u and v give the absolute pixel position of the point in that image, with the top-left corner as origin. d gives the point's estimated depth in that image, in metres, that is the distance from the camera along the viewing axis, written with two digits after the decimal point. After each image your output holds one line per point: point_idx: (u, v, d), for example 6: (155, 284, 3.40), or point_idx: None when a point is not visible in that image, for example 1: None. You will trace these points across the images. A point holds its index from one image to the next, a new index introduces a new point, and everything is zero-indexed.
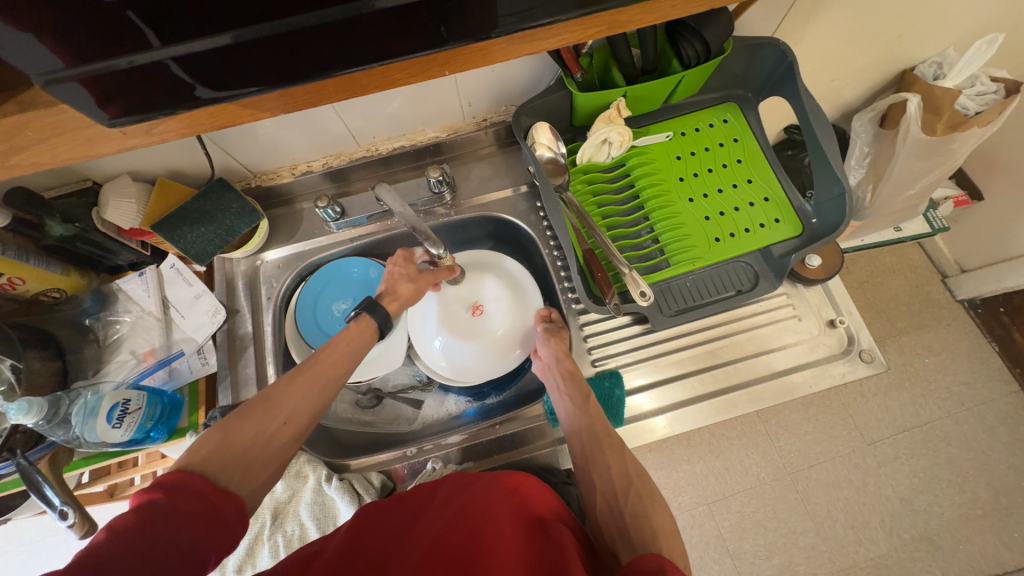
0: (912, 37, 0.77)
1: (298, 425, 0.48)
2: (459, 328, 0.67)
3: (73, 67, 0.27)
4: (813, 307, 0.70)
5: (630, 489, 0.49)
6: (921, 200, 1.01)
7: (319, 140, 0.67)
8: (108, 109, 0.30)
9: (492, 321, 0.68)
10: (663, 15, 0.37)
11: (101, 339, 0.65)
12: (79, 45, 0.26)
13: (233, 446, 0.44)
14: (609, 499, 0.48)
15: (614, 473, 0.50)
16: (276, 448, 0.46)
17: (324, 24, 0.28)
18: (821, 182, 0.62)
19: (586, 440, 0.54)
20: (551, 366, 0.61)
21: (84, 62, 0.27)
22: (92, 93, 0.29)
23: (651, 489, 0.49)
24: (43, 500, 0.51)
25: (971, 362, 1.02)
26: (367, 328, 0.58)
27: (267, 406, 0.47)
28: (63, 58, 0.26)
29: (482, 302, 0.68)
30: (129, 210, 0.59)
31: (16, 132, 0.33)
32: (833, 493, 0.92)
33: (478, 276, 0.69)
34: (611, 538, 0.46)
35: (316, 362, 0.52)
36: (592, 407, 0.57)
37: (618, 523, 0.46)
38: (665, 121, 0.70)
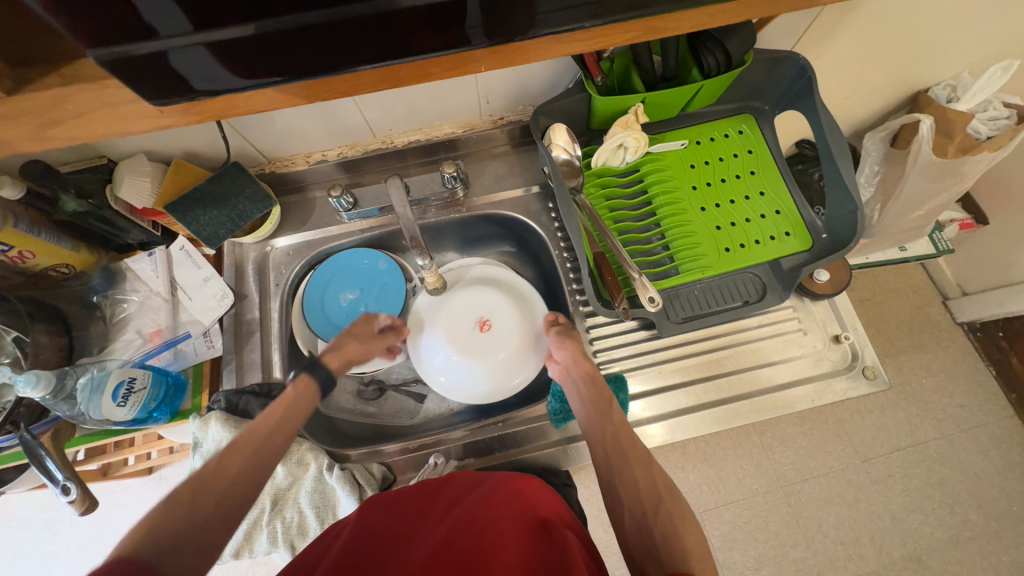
0: (929, 59, 0.77)
1: (246, 489, 0.43)
2: (465, 344, 0.64)
3: (101, 46, 0.27)
4: (819, 322, 0.70)
5: (659, 505, 0.47)
6: (927, 221, 1.01)
7: (336, 130, 0.67)
8: (148, 88, 0.31)
9: (499, 339, 0.65)
10: (697, 23, 0.37)
11: (108, 317, 0.65)
12: (106, 27, 0.26)
13: (168, 532, 0.38)
14: (639, 520, 0.46)
15: (642, 488, 0.48)
16: (217, 527, 0.40)
17: (367, 15, 0.29)
18: (834, 198, 0.63)
19: (610, 449, 0.53)
20: (569, 368, 0.60)
21: (111, 43, 0.27)
22: (127, 72, 0.29)
23: (679, 505, 0.47)
24: (45, 472, 0.51)
25: (968, 385, 1.03)
26: (306, 390, 0.52)
27: (225, 466, 0.43)
28: (95, 38, 0.26)
29: (487, 316, 0.66)
30: (143, 188, 0.59)
31: (55, 104, 0.33)
32: (825, 508, 0.93)
33: (485, 291, 0.68)
34: (638, 555, 0.45)
35: (249, 435, 0.46)
36: (616, 415, 0.55)
37: (649, 542, 0.44)
38: (682, 129, 0.71)
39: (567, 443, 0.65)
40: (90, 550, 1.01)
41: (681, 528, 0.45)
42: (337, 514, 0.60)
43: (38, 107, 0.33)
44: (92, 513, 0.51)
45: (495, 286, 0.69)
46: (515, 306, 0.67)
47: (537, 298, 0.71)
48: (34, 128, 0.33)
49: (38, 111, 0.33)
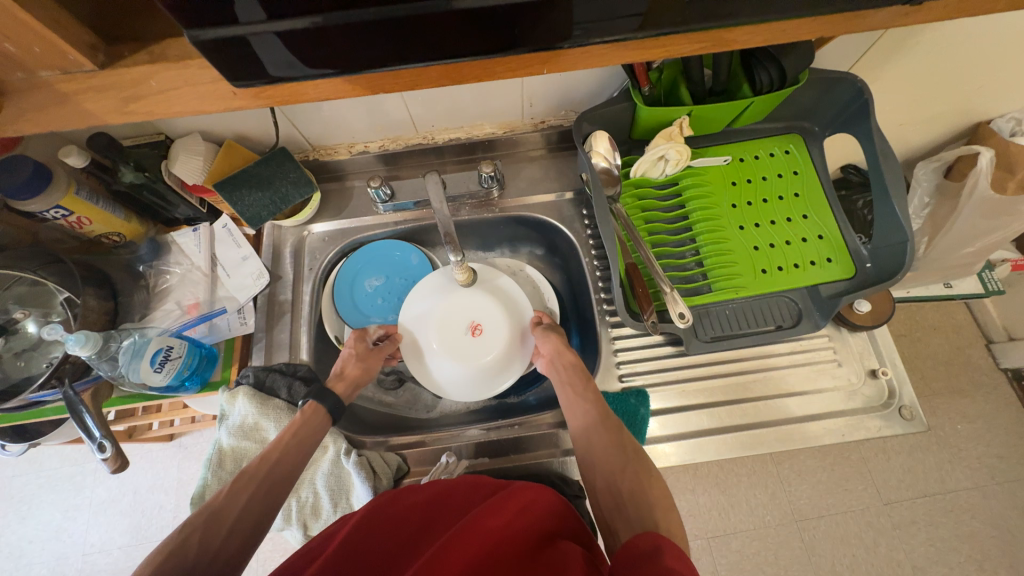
0: (994, 90, 0.73)
1: (256, 515, 0.48)
2: (457, 350, 0.65)
3: (191, 28, 0.28)
4: (856, 355, 0.67)
5: (627, 467, 0.50)
6: (977, 259, 0.96)
7: (380, 123, 0.68)
8: (224, 70, 0.32)
9: (489, 342, 0.66)
10: (767, 38, 0.36)
11: (151, 286, 0.68)
12: (194, 11, 0.27)
13: (182, 556, 0.43)
14: (609, 481, 0.50)
15: (611, 454, 0.51)
16: (230, 551, 0.46)
17: (433, 13, 0.29)
18: (883, 227, 0.60)
19: (587, 427, 0.55)
20: (554, 360, 0.62)
21: (200, 26, 0.28)
22: (209, 55, 0.30)
23: (647, 467, 0.50)
24: (84, 428, 0.53)
25: (1008, 436, 0.97)
26: (316, 417, 0.57)
27: (233, 499, 0.48)
28: (183, 19, 0.27)
29: (482, 324, 0.67)
30: (196, 166, 0.61)
31: (142, 81, 0.34)
32: (841, 548, 0.89)
33: (473, 294, 0.68)
34: (608, 512, 0.48)
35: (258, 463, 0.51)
36: (592, 395, 0.57)
37: (617, 500, 0.48)
38: (726, 145, 0.69)
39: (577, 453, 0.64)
40: (110, 509, 1.06)
41: (648, 486, 0.48)
42: (350, 499, 0.60)
43: (124, 82, 0.34)
44: (122, 472, 0.53)
45: (483, 287, 0.69)
46: (513, 328, 0.67)
47: (523, 294, 0.70)
48: (119, 103, 0.35)
49: (123, 86, 0.34)
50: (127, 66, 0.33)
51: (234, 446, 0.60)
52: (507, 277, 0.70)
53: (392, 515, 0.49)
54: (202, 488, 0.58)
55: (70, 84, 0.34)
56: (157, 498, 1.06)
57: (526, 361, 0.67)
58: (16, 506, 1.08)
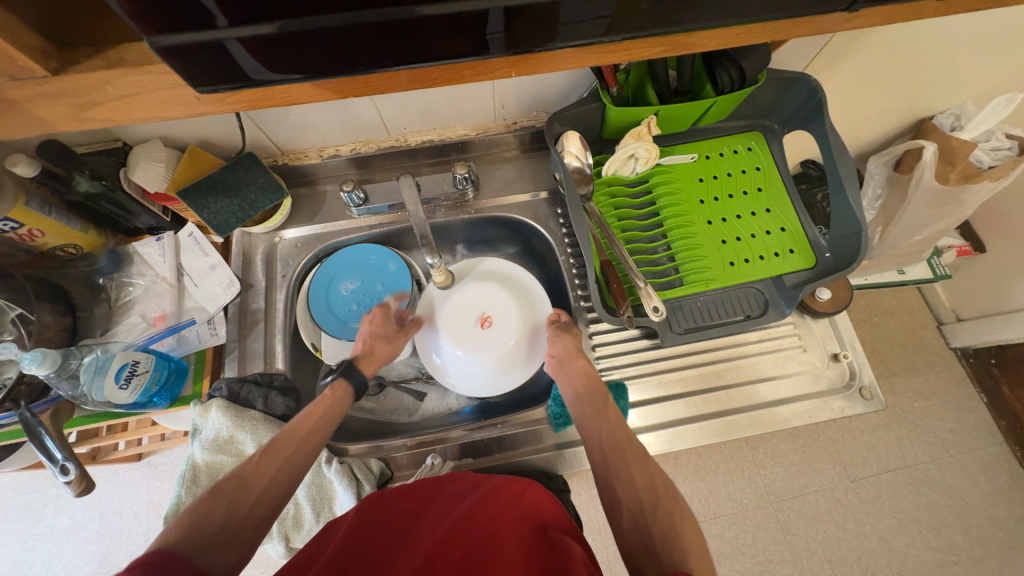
0: (934, 88, 0.79)
1: (279, 487, 0.48)
2: (468, 340, 0.66)
3: (152, 34, 0.27)
4: (819, 340, 0.71)
5: (658, 505, 0.47)
6: (926, 246, 1.03)
7: (351, 126, 0.67)
8: (188, 75, 0.31)
9: (500, 336, 0.67)
10: (727, 41, 0.38)
11: (113, 299, 0.65)
12: (155, 17, 0.26)
13: (206, 526, 0.42)
14: (637, 519, 0.46)
15: (639, 485, 0.49)
16: (253, 523, 0.45)
17: (400, 19, 0.29)
18: (839, 217, 0.64)
19: (609, 446, 0.53)
20: (563, 363, 0.62)
21: (161, 32, 0.27)
22: (170, 60, 0.29)
23: (680, 506, 0.47)
24: (44, 451, 0.50)
25: (959, 411, 1.04)
26: (342, 394, 0.58)
27: (258, 468, 0.47)
28: (142, 24, 0.27)
29: (497, 319, 0.68)
30: (157, 173, 0.59)
31: (98, 87, 0.33)
32: (813, 526, 0.93)
33: (489, 287, 0.69)
34: (637, 556, 0.44)
35: (287, 436, 0.51)
36: (612, 412, 0.56)
37: (647, 542, 0.44)
38: (692, 143, 0.72)
39: (561, 449, 0.65)
40: (74, 536, 1.01)
41: (681, 529, 0.44)
42: (333, 508, 0.59)
43: (81, 87, 0.33)
44: (87, 495, 0.50)
45: (498, 280, 0.70)
46: (526, 327, 0.67)
47: (541, 292, 0.71)
48: (72, 109, 0.34)
49: (79, 92, 0.33)
50: (81, 72, 0.32)
51: (209, 460, 0.58)
52: (524, 274, 0.72)
53: (395, 517, 0.49)
54: (175, 507, 0.56)
55: (20, 91, 0.32)
56: (126, 521, 1.01)
57: (535, 361, 0.67)
58: None
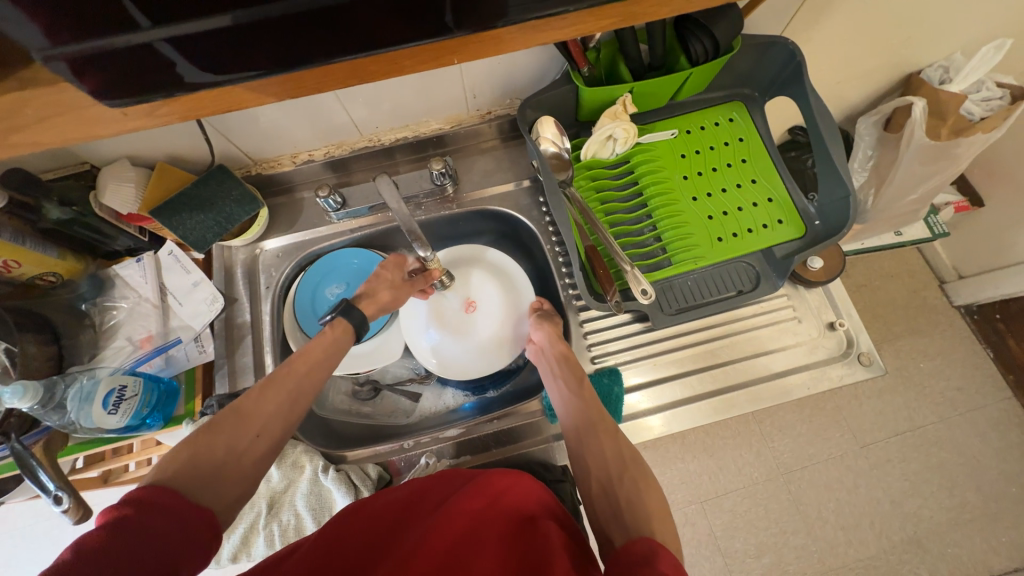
0: (920, 41, 0.76)
1: (282, 424, 0.48)
2: (450, 322, 0.67)
3: (65, 43, 0.26)
4: (814, 309, 0.70)
5: (625, 474, 0.48)
6: (922, 205, 1.01)
7: (321, 129, 0.66)
8: (117, 87, 0.30)
9: (481, 319, 0.67)
10: (676, 8, 0.36)
11: (97, 324, 0.64)
12: (72, 21, 0.25)
13: (208, 457, 0.43)
14: (606, 486, 0.48)
15: (608, 456, 0.50)
16: (255, 456, 0.45)
17: (336, 5, 0.28)
18: (825, 183, 0.62)
19: (580, 423, 0.54)
20: (543, 350, 0.61)
21: (83, 38, 0.26)
22: (99, 70, 0.28)
23: (644, 472, 0.49)
24: (38, 484, 0.50)
25: (965, 368, 1.03)
26: (342, 334, 0.57)
27: (258, 404, 0.47)
28: (57, 34, 0.25)
29: (480, 303, 0.68)
30: (128, 194, 0.58)
31: (16, 111, 0.32)
32: (825, 494, 0.93)
33: (471, 271, 0.69)
34: (604, 518, 0.46)
35: (290, 369, 0.51)
36: (587, 391, 0.57)
37: (613, 506, 0.46)
38: (672, 118, 0.70)
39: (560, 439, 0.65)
40: None
41: (645, 492, 0.46)
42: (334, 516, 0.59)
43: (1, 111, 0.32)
44: (86, 522, 0.51)
45: (479, 263, 0.70)
46: (508, 311, 0.68)
47: (523, 276, 0.71)
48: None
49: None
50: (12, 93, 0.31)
51: None
52: (501, 253, 0.71)
53: (375, 511, 0.48)
54: None
55: None
56: None
57: (516, 346, 0.67)
58: None
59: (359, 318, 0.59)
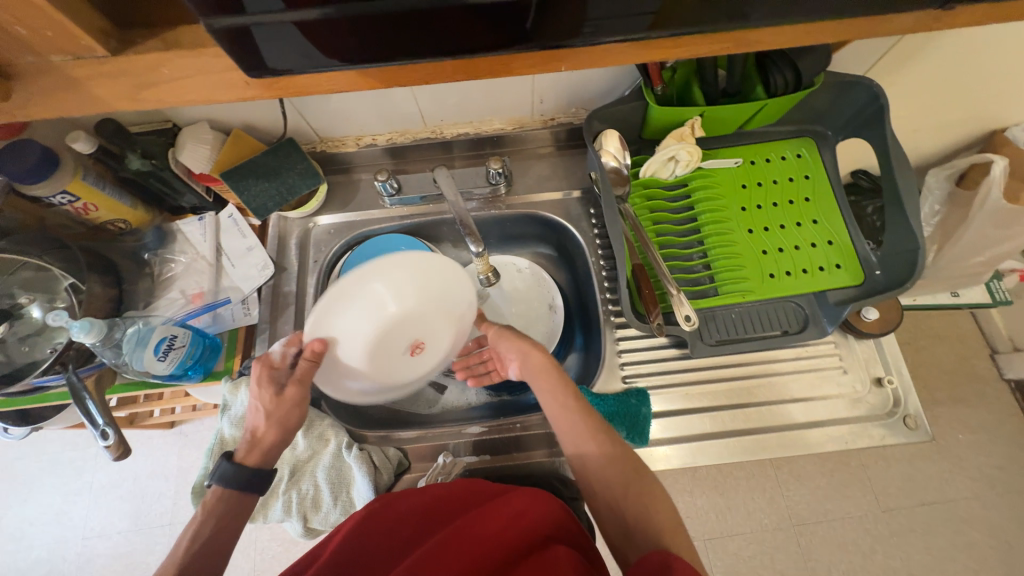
0: (1011, 98, 0.72)
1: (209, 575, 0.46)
2: (387, 364, 0.58)
3: (211, 17, 0.28)
4: (861, 362, 0.67)
5: (630, 488, 0.49)
6: (986, 269, 0.96)
7: (388, 117, 0.68)
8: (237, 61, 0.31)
9: (417, 365, 0.61)
10: (794, 39, 0.35)
11: (156, 274, 0.68)
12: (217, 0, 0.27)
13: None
14: (613, 505, 0.49)
15: (611, 473, 0.50)
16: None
17: (432, 8, 0.29)
18: (893, 233, 0.60)
19: (576, 437, 0.52)
20: (524, 362, 0.58)
21: (221, 15, 0.28)
22: (226, 45, 0.30)
23: (651, 483, 0.49)
24: (87, 415, 0.53)
25: (1009, 447, 0.96)
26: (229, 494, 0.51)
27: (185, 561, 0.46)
28: (205, 7, 0.27)
29: (426, 348, 0.60)
30: (203, 155, 0.61)
31: (153, 68, 0.33)
32: (838, 553, 0.89)
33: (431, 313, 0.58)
34: (619, 541, 0.48)
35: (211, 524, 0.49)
36: (575, 400, 0.54)
37: (624, 527, 0.47)
38: (737, 147, 0.68)
39: None
40: (109, 494, 1.09)
41: (654, 509, 0.47)
42: (350, 492, 0.61)
43: (136, 68, 0.33)
44: (125, 459, 0.53)
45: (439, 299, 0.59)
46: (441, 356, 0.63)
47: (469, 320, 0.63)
48: (129, 89, 0.34)
49: (134, 74, 0.33)
50: (139, 53, 0.33)
51: (236, 436, 0.60)
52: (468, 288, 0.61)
53: (396, 519, 0.51)
54: (202, 477, 0.58)
55: (81, 70, 0.33)
56: (157, 484, 1.09)
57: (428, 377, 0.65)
58: (18, 488, 1.11)
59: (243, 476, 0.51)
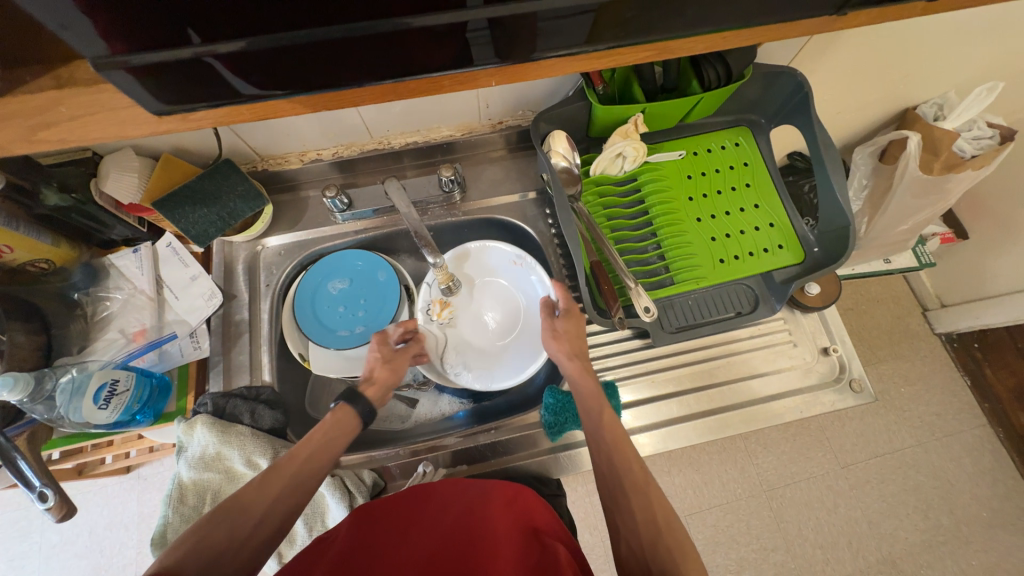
0: (919, 78, 0.79)
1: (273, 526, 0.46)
2: (470, 319, 0.70)
3: (119, 53, 0.26)
4: (809, 334, 0.72)
5: (658, 540, 0.45)
6: (912, 235, 1.04)
7: (332, 130, 0.66)
8: (153, 98, 0.30)
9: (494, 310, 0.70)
10: (716, 45, 0.37)
11: (89, 314, 0.63)
12: (129, 30, 0.26)
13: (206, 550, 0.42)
14: (637, 553, 0.45)
15: (639, 519, 0.47)
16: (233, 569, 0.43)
17: (362, 36, 0.29)
18: (825, 211, 0.64)
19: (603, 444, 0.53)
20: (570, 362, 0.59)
21: (136, 49, 0.27)
22: (139, 79, 0.28)
23: (677, 534, 0.46)
24: (20, 477, 0.48)
25: (944, 394, 1.06)
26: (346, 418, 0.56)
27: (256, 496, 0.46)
28: (112, 42, 0.26)
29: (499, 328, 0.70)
30: (130, 183, 0.57)
31: (50, 108, 0.31)
32: (805, 512, 0.95)
33: (499, 357, 0.68)
34: None
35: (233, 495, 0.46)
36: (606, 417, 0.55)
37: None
38: (679, 140, 0.71)
39: (555, 452, 0.65)
40: (63, 553, 1.01)
41: (681, 560, 0.43)
42: (325, 522, 0.59)
43: (29, 109, 0.31)
44: (71, 520, 0.48)
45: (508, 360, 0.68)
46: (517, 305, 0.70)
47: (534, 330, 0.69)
48: (24, 131, 0.32)
49: (29, 114, 0.31)
50: (30, 92, 0.30)
51: (196, 478, 0.57)
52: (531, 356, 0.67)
53: (392, 517, 0.51)
54: (162, 528, 0.54)
55: None
56: (117, 535, 1.01)
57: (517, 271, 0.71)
58: None
59: (364, 403, 0.57)
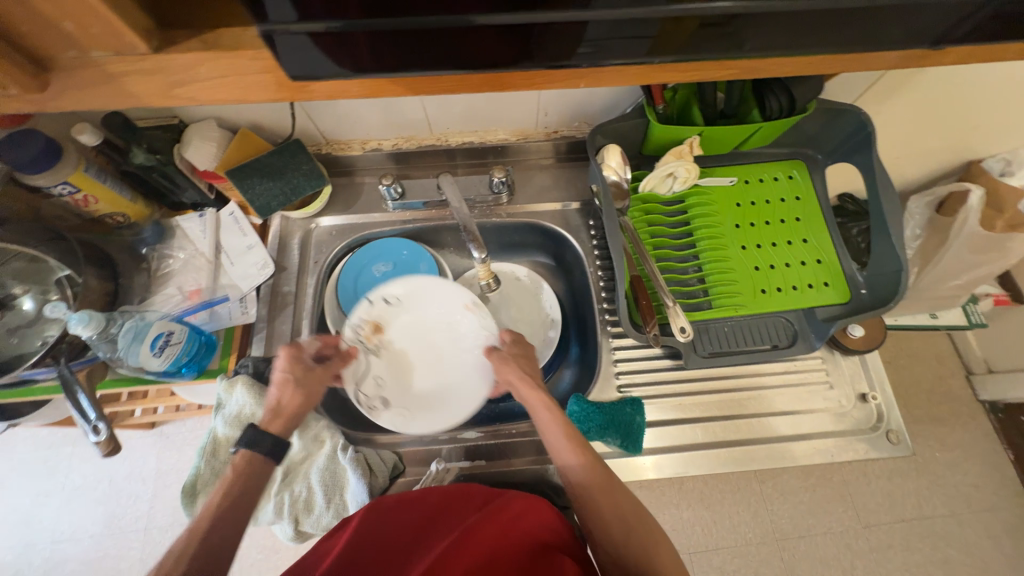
0: (988, 131, 0.77)
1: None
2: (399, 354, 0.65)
3: None
4: (847, 378, 0.69)
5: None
6: (962, 291, 1.00)
7: (395, 122, 0.69)
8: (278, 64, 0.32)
9: (429, 348, 0.65)
10: (791, 69, 0.37)
11: (153, 269, 0.67)
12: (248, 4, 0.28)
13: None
14: None
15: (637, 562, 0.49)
16: None
17: (451, 30, 0.31)
18: (877, 254, 0.62)
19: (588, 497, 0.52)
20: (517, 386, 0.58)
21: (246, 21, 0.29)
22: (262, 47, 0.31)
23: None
24: (78, 407, 0.53)
25: (984, 466, 0.99)
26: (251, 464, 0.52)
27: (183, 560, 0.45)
28: None
29: (429, 369, 0.64)
30: (209, 152, 0.61)
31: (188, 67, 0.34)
32: (819, 568, 0.90)
33: (424, 400, 0.63)
34: None
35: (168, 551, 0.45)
36: (588, 471, 0.53)
37: None
38: (732, 167, 0.71)
39: None
40: (82, 496, 1.05)
41: None
42: (344, 496, 0.60)
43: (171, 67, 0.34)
44: (114, 456, 0.52)
45: (433, 407, 0.62)
46: (455, 347, 0.65)
47: (472, 377, 0.64)
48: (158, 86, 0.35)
49: (169, 71, 0.34)
50: (176, 50, 0.33)
51: (229, 435, 0.59)
52: (461, 403, 0.63)
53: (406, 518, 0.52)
54: (193, 478, 0.57)
55: (118, 66, 0.33)
56: (132, 486, 1.06)
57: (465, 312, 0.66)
58: None
59: (269, 443, 0.53)
